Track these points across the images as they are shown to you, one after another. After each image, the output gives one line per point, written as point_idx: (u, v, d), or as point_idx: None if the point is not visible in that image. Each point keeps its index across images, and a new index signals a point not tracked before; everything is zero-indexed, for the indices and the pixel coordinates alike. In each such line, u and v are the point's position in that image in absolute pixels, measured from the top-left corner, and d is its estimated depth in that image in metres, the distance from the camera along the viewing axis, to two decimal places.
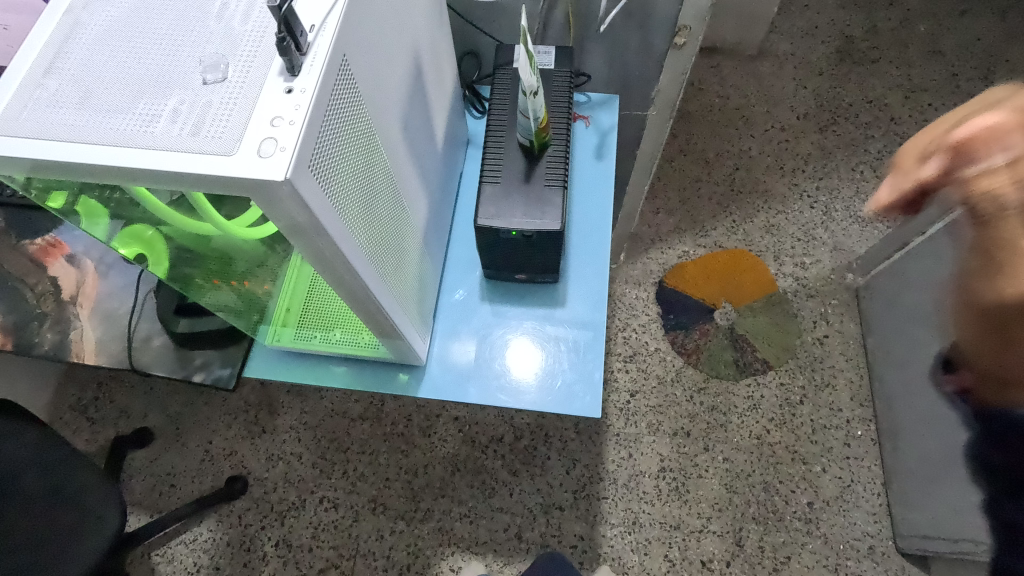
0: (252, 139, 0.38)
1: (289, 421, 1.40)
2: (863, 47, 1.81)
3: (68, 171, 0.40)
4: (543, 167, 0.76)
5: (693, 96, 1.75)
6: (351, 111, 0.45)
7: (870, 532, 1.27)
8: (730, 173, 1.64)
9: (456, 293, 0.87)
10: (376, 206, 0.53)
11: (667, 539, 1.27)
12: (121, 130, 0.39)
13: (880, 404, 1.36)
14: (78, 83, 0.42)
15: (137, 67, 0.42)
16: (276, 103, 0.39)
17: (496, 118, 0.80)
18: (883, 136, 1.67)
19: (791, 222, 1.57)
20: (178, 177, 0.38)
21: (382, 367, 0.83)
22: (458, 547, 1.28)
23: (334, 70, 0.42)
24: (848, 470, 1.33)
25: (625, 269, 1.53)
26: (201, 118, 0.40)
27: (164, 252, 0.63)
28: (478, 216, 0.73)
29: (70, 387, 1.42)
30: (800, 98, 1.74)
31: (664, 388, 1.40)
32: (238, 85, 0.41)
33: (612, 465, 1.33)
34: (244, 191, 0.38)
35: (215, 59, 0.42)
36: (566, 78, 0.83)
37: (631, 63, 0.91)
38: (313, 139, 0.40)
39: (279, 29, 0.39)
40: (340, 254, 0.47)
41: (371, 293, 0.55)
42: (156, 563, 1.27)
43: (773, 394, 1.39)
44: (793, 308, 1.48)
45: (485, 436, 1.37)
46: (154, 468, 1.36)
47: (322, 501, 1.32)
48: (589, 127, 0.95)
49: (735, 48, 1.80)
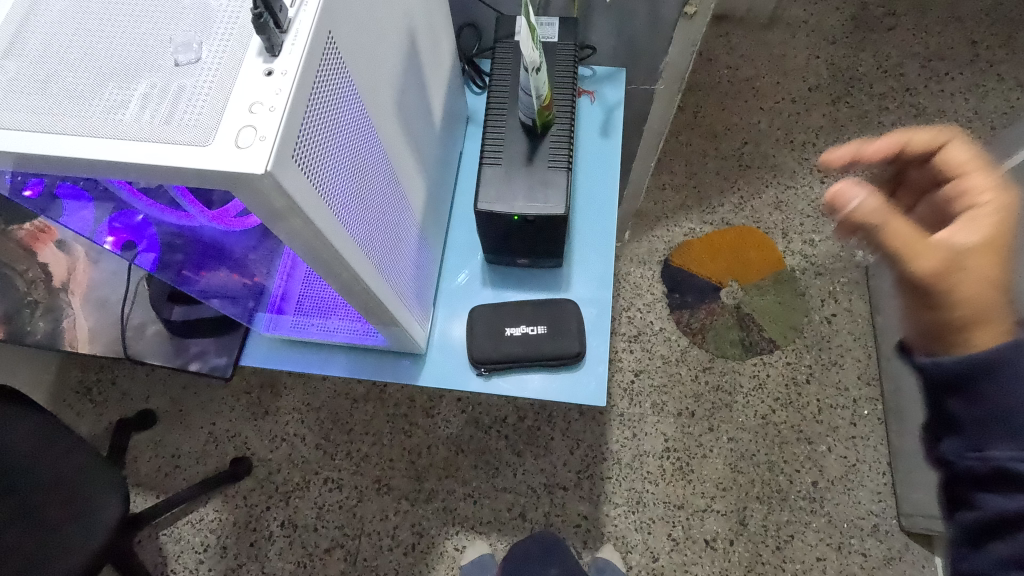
0: (229, 128, 0.35)
1: (292, 403, 1.39)
2: (879, 14, 1.73)
3: (30, 161, 0.37)
4: (546, 148, 0.72)
5: (701, 67, 1.69)
6: (338, 92, 0.42)
7: (875, 510, 1.27)
8: (739, 147, 1.59)
9: (458, 277, 0.85)
10: (368, 193, 0.50)
11: (670, 518, 1.27)
12: (87, 117, 0.36)
13: (888, 384, 1.34)
14: (38, 67, 0.39)
15: (104, 49, 0.39)
16: (254, 87, 0.36)
17: (497, 95, 0.76)
18: (898, 108, 1.61)
19: (800, 197, 1.53)
20: (151, 170, 0.36)
21: (382, 354, 0.81)
22: (461, 526, 1.28)
23: (319, 48, 0.38)
24: (853, 450, 1.31)
25: (630, 247, 1.49)
26: (173, 104, 0.37)
27: (154, 236, 0.60)
28: (478, 201, 0.70)
29: (71, 369, 1.41)
30: (813, 68, 1.68)
31: (669, 367, 1.38)
32: (212, 67, 0.38)
33: (616, 446, 1.32)
34: (223, 186, 0.36)
35: (187, 38, 0.39)
36: (570, 51, 0.78)
37: (639, 35, 0.87)
38: (296, 126, 0.37)
39: (255, 4, 0.35)
40: (331, 248, 0.44)
41: (366, 285, 0.53)
42: (163, 542, 1.28)
43: (779, 373, 1.37)
44: (801, 286, 1.45)
45: (488, 417, 1.36)
46: (158, 450, 1.36)
47: (326, 482, 1.32)
48: (594, 102, 0.91)
49: (745, 16, 1.73)
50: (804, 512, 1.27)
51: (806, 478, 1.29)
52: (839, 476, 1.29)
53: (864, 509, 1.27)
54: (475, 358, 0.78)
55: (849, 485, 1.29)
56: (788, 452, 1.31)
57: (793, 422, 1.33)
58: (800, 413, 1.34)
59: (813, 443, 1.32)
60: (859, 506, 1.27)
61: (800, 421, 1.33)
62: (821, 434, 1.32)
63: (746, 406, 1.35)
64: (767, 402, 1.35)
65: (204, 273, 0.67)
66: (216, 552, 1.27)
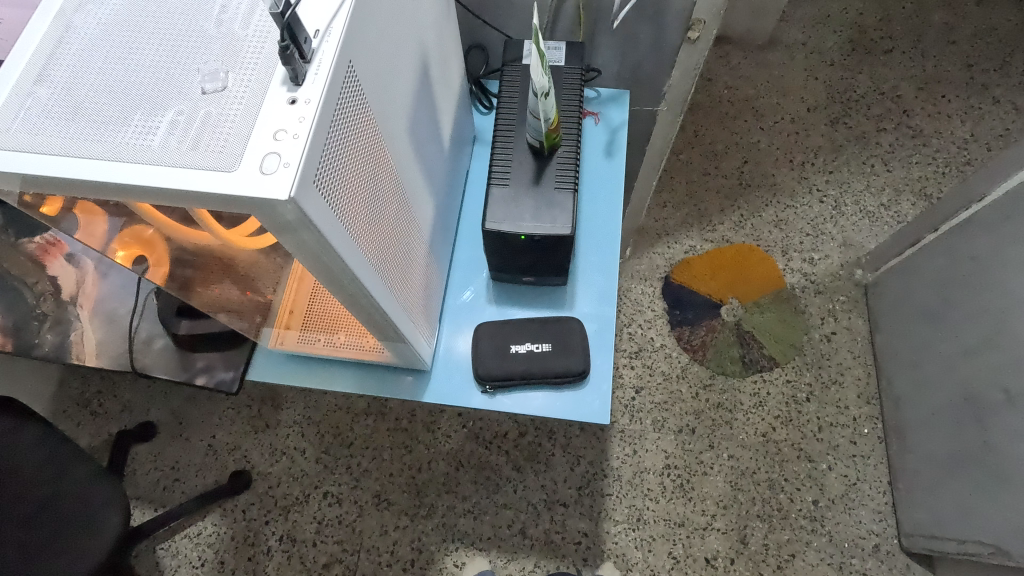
0: (254, 155, 0.38)
1: (292, 417, 1.39)
2: (876, 37, 1.77)
3: (61, 184, 0.39)
4: (552, 169, 0.74)
5: (702, 87, 1.72)
6: (357, 118, 0.44)
7: (875, 530, 1.27)
8: (739, 165, 1.61)
9: (462, 294, 0.86)
10: (381, 213, 0.51)
11: (671, 536, 1.26)
12: (115, 143, 0.39)
13: (888, 402, 1.34)
14: (70, 92, 0.41)
15: (134, 76, 0.42)
16: (279, 115, 0.39)
17: (504, 117, 0.78)
18: (895, 129, 1.64)
19: (800, 216, 1.55)
20: (177, 194, 0.38)
21: (387, 369, 0.81)
22: (461, 543, 1.27)
23: (340, 78, 0.40)
24: (854, 468, 1.31)
25: (632, 263, 1.51)
26: (200, 131, 0.39)
27: (164, 251, 0.59)
28: (486, 220, 0.71)
29: (72, 381, 1.41)
30: (811, 89, 1.70)
31: (669, 384, 1.39)
32: (238, 96, 0.40)
33: (617, 462, 1.32)
34: (246, 209, 0.38)
35: (214, 67, 0.41)
36: (576, 75, 0.80)
37: (643, 58, 0.89)
38: (318, 152, 0.38)
39: (282, 36, 0.37)
40: (347, 268, 0.46)
41: (378, 303, 0.54)
42: (160, 557, 1.27)
43: (779, 391, 1.38)
44: (801, 304, 1.46)
45: (489, 432, 1.36)
46: (158, 462, 1.35)
47: (326, 496, 1.32)
48: (599, 123, 0.93)
49: (745, 38, 1.76)
50: (805, 531, 1.26)
51: (807, 497, 1.29)
52: (839, 495, 1.29)
53: (865, 529, 1.27)
54: (479, 375, 0.79)
55: (850, 504, 1.28)
56: (788, 471, 1.31)
57: (793, 440, 1.34)
58: (801, 431, 1.34)
59: (814, 461, 1.32)
60: (860, 525, 1.27)
61: (800, 439, 1.34)
62: (821, 452, 1.33)
63: (747, 424, 1.35)
64: (767, 420, 1.35)
65: (212, 287, 0.67)
66: (213, 567, 1.26)
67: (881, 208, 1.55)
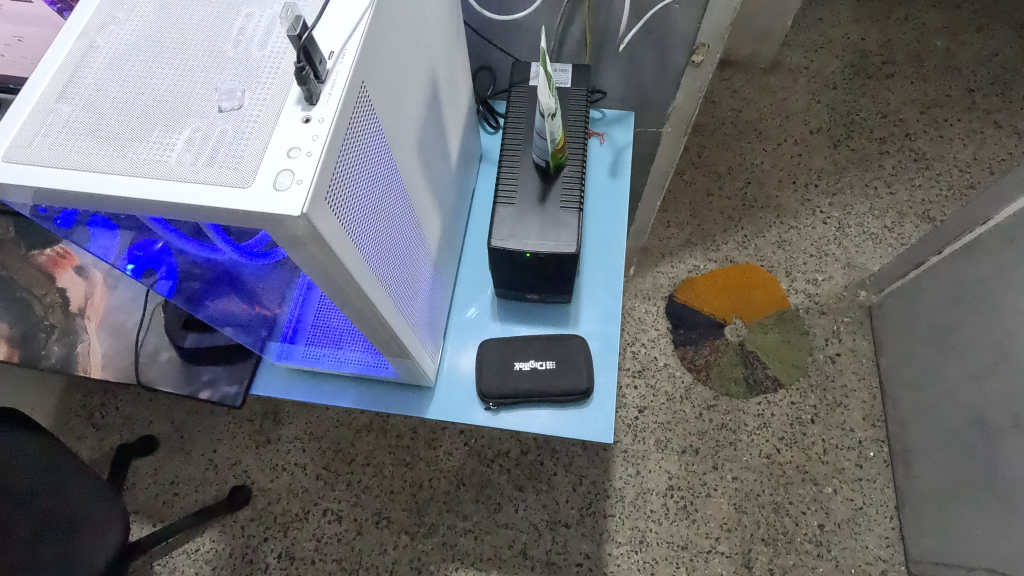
0: (268, 172, 0.38)
1: (294, 432, 1.39)
2: (878, 62, 1.79)
3: (78, 198, 0.40)
4: (558, 188, 0.75)
5: (705, 109, 1.74)
6: (367, 135, 0.45)
7: (883, 556, 1.25)
8: (743, 187, 1.62)
9: (467, 311, 0.86)
10: (389, 228, 0.52)
11: (674, 559, 1.24)
12: (133, 158, 0.40)
13: (893, 425, 1.33)
14: (92, 109, 0.42)
15: (153, 93, 0.43)
16: (293, 133, 0.40)
17: (511, 137, 0.79)
18: (898, 152, 1.65)
19: (803, 237, 1.55)
20: (193, 208, 0.39)
21: (391, 386, 0.81)
22: (461, 563, 1.26)
23: (353, 97, 0.41)
24: (859, 492, 1.30)
25: (636, 282, 1.51)
26: (216, 147, 0.40)
27: (173, 264, 0.60)
28: (492, 238, 0.72)
29: (76, 393, 1.42)
30: (814, 112, 1.73)
31: (672, 405, 1.38)
32: (253, 114, 0.41)
33: (620, 483, 1.31)
34: (258, 223, 0.38)
35: (231, 87, 0.42)
36: (582, 96, 0.82)
37: (648, 80, 0.91)
38: (330, 170, 0.39)
39: (298, 58, 0.38)
40: (353, 283, 0.46)
41: (385, 318, 0.54)
42: (158, 572, 1.25)
43: (784, 412, 1.37)
44: (805, 325, 1.45)
45: (490, 450, 1.36)
46: (158, 476, 1.34)
47: (326, 513, 1.30)
48: (603, 143, 0.94)
49: (748, 61, 1.79)
50: (811, 556, 1.24)
51: (812, 521, 1.27)
52: (846, 519, 1.27)
53: (871, 554, 1.25)
54: (483, 393, 0.79)
55: (856, 529, 1.27)
56: (793, 493, 1.30)
57: (798, 462, 1.32)
58: (806, 453, 1.33)
59: (819, 484, 1.30)
60: (867, 551, 1.25)
61: (805, 462, 1.32)
62: (826, 475, 1.31)
63: (751, 445, 1.34)
64: (772, 442, 1.34)
65: (219, 301, 0.68)
66: None
67: (885, 230, 1.55)
